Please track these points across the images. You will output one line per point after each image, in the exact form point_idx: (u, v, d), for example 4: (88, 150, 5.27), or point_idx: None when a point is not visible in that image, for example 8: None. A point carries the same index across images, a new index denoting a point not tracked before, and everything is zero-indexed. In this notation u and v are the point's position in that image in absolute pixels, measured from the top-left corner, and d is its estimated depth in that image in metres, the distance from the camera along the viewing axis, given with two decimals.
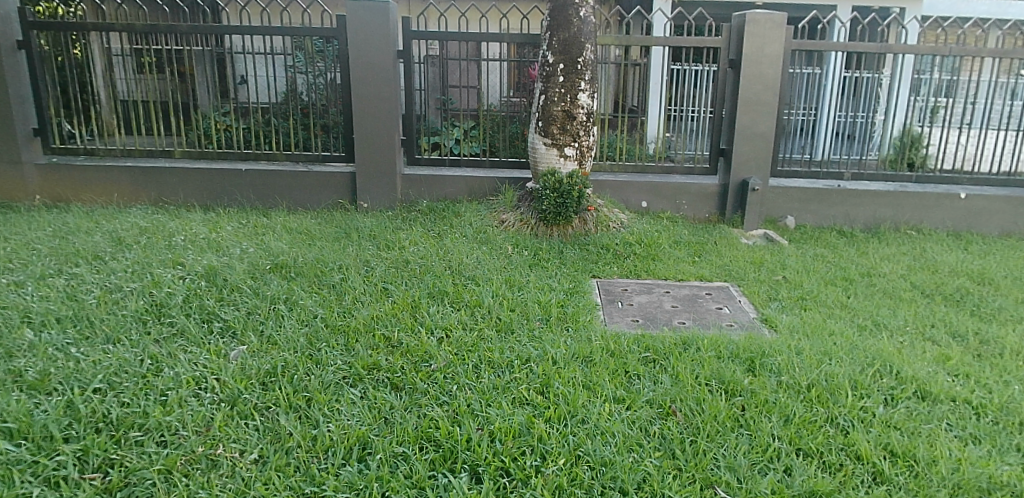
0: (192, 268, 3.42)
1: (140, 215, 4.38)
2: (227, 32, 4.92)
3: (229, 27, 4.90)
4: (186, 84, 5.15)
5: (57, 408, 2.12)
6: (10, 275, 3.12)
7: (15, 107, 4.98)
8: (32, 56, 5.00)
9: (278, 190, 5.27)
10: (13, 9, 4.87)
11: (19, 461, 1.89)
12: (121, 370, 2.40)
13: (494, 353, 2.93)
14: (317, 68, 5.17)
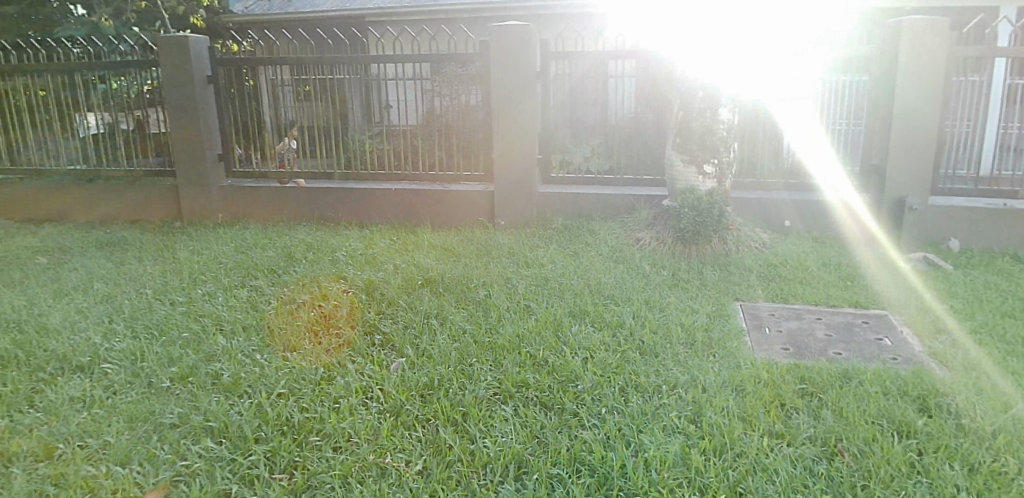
0: (354, 283, 3.67)
1: (305, 232, 4.76)
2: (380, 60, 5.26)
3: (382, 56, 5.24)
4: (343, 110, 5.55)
5: (249, 410, 2.32)
6: (204, 286, 3.51)
7: (205, 135, 5.60)
8: (220, 88, 5.61)
9: (424, 208, 5.50)
10: (205, 48, 5.52)
11: (220, 458, 2.05)
12: (299, 377, 2.59)
13: (640, 376, 2.86)
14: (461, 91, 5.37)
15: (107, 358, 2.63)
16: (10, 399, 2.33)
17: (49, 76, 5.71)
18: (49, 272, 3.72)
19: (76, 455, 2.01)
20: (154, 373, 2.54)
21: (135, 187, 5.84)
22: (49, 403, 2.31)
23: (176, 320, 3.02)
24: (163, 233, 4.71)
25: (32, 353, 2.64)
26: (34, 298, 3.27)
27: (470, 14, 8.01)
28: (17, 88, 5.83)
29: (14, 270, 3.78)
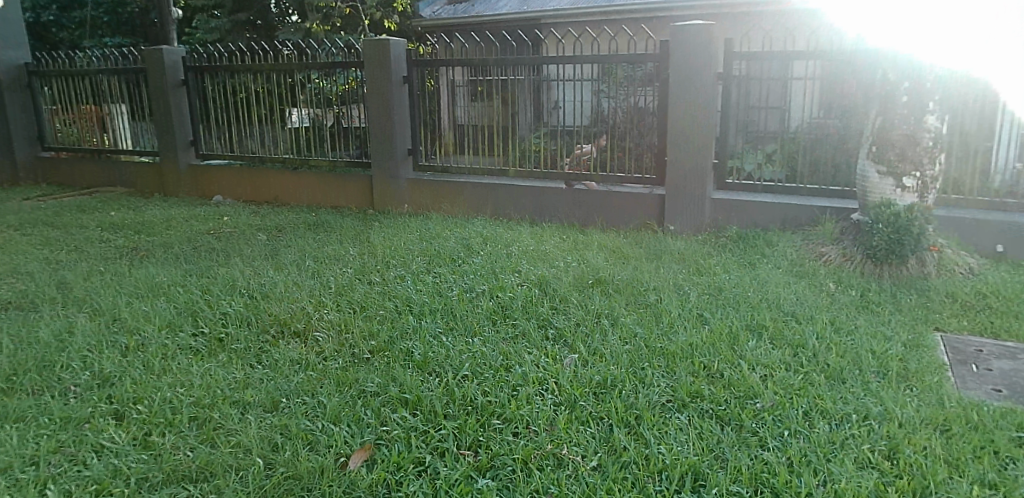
0: (528, 277, 3.76)
1: (482, 226, 5.01)
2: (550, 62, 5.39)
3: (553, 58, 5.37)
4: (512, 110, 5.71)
5: (438, 388, 2.47)
6: (395, 269, 3.82)
7: (398, 132, 6.05)
8: (412, 89, 6.00)
9: (595, 208, 5.50)
10: (402, 51, 5.93)
11: (415, 428, 2.22)
12: (481, 362, 2.71)
13: (827, 401, 2.58)
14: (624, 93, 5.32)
15: (318, 327, 2.96)
16: (245, 354, 2.70)
17: (272, 75, 6.47)
18: (269, 247, 4.24)
19: (296, 409, 2.27)
20: (356, 345, 2.81)
21: (336, 175, 6.47)
22: (274, 362, 2.64)
23: (373, 299, 3.31)
24: (358, 219, 5.18)
25: (259, 316, 3.03)
26: (259, 268, 3.76)
27: (650, 13, 7.91)
28: (246, 86, 6.67)
29: (241, 243, 4.35)
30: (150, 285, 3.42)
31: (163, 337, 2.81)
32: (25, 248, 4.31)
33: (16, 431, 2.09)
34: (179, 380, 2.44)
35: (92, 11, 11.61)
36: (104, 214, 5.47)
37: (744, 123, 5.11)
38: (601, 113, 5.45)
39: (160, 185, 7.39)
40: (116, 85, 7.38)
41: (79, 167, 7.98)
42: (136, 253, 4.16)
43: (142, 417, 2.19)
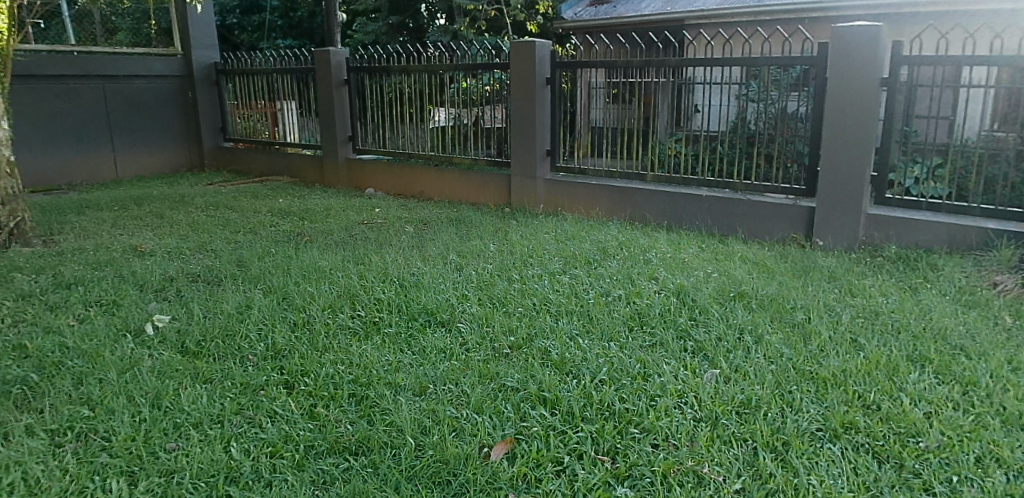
0: (665, 285, 3.67)
1: (617, 229, 4.98)
2: (690, 63, 5.22)
3: (693, 59, 5.20)
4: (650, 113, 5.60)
5: (576, 389, 2.49)
6: (533, 268, 3.89)
7: (538, 132, 6.13)
8: (555, 91, 6.06)
9: (738, 217, 5.23)
10: (547, 53, 6.02)
11: (554, 427, 2.25)
12: (619, 367, 2.68)
13: (1006, 448, 2.22)
14: (770, 97, 5.06)
15: (462, 318, 3.09)
16: (396, 339, 2.88)
17: (423, 75, 6.80)
18: (416, 239, 4.48)
19: (443, 396, 2.39)
20: (496, 339, 2.90)
21: (476, 172, 6.67)
22: (421, 349, 2.78)
23: (512, 296, 3.41)
24: (496, 216, 5.33)
25: (409, 304, 3.21)
26: (408, 258, 3.98)
27: (808, 13, 7.46)
28: (398, 85, 7.06)
29: (391, 234, 4.63)
30: (314, 268, 3.74)
31: (325, 317, 3.06)
32: (209, 228, 4.86)
33: (205, 391, 2.37)
34: (340, 358, 2.64)
35: (268, 14, 12.79)
36: (272, 201, 6.03)
37: (904, 134, 4.63)
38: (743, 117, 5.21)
39: (320, 176, 8.01)
40: (286, 83, 8.13)
41: (253, 157, 8.85)
42: (301, 238, 4.56)
43: (308, 389, 2.41)
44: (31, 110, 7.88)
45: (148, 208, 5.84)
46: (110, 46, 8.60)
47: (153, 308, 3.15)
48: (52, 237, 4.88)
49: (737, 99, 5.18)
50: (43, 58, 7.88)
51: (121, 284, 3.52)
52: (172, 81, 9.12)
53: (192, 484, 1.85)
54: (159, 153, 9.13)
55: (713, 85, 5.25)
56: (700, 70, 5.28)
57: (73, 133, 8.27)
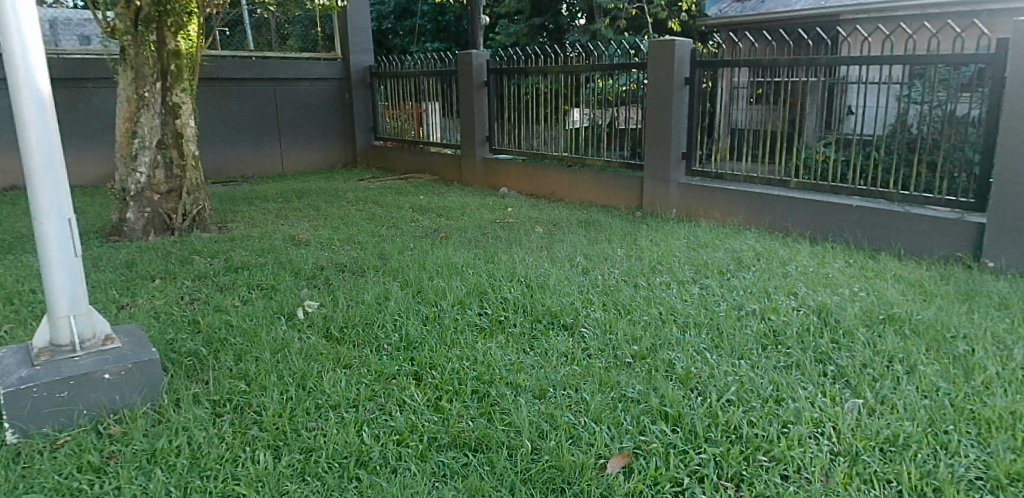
0: (806, 302, 3.43)
1: (754, 239, 4.73)
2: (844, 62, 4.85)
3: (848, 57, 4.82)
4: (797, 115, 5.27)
5: (701, 407, 2.40)
6: (661, 275, 3.79)
7: (674, 134, 5.96)
8: (693, 91, 5.85)
9: (892, 231, 4.73)
10: (687, 52, 5.80)
11: (676, 446, 2.19)
12: (749, 388, 2.55)
13: None
14: (937, 98, 4.55)
15: (586, 323, 3.09)
16: (520, 339, 2.93)
17: (559, 76, 6.86)
18: (545, 240, 4.53)
19: (562, 401, 2.41)
20: (620, 347, 2.87)
21: (609, 175, 6.62)
22: (544, 351, 2.82)
23: (639, 303, 3.35)
24: (626, 220, 5.27)
25: (534, 305, 3.26)
26: (537, 259, 4.04)
27: (988, 4, 6.65)
28: (535, 86, 7.17)
29: (522, 234, 4.71)
30: (447, 264, 3.89)
31: (455, 312, 3.18)
32: (357, 221, 5.23)
33: (345, 375, 2.56)
34: (465, 354, 2.74)
35: (418, 19, 13.45)
36: (413, 198, 6.36)
37: None
38: (904, 121, 4.72)
39: (458, 175, 8.32)
40: (431, 84, 8.53)
41: (398, 155, 9.38)
42: (437, 234, 4.77)
43: (435, 381, 2.52)
44: (214, 109, 8.88)
45: (306, 200, 6.37)
46: (281, 51, 9.44)
47: (305, 294, 3.44)
48: (225, 224, 5.47)
49: (898, 100, 4.72)
50: (225, 63, 8.84)
51: (278, 270, 3.88)
52: (332, 83, 9.87)
53: (327, 464, 2.01)
54: (318, 150, 9.91)
55: (869, 85, 4.84)
56: (855, 69, 4.88)
57: (247, 130, 9.21)
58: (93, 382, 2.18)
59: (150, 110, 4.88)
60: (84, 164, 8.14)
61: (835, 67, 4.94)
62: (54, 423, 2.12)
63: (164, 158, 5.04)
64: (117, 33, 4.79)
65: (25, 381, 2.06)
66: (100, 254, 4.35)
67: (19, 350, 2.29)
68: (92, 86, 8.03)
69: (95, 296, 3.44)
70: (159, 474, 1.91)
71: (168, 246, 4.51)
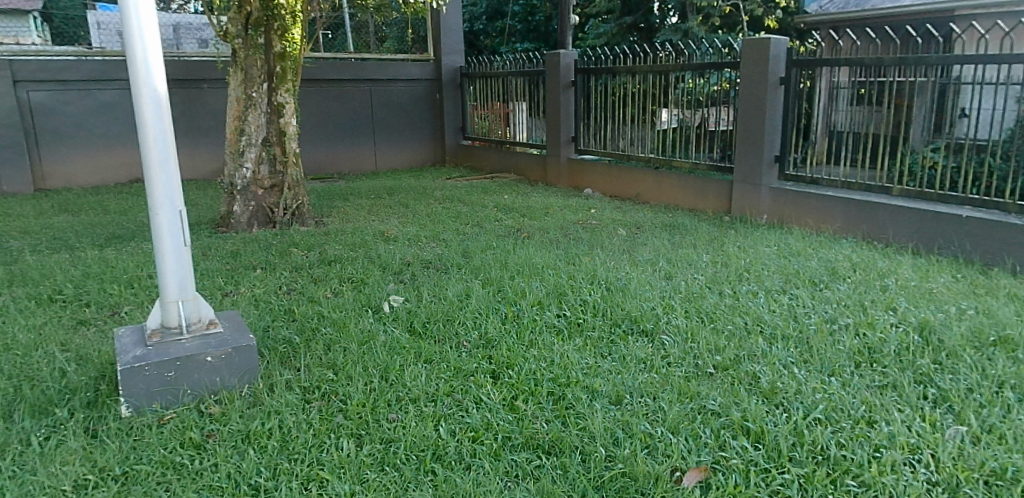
0: (906, 319, 3.21)
1: (852, 249, 4.48)
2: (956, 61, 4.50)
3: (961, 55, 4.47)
4: (903, 117, 4.93)
5: (785, 424, 2.30)
6: (747, 284, 3.67)
7: (766, 136, 5.73)
8: (789, 92, 5.59)
9: (1008, 245, 4.32)
10: (783, 50, 5.55)
11: (756, 463, 2.11)
12: (839, 407, 2.42)
13: None
14: None
15: (666, 330, 3.04)
16: (597, 343, 2.92)
17: (648, 76, 6.75)
18: (627, 243, 4.48)
19: (638, 409, 2.38)
20: (701, 356, 2.80)
21: (697, 177, 6.45)
22: (622, 356, 2.79)
23: (723, 312, 3.25)
24: (714, 224, 5.12)
25: (613, 309, 3.23)
26: (618, 262, 3.99)
27: None
28: (623, 86, 7.09)
29: (604, 236, 4.68)
30: (528, 264, 3.92)
31: (534, 313, 3.21)
32: (443, 219, 5.35)
33: (425, 370, 2.63)
34: (542, 355, 2.75)
35: (509, 20, 13.58)
36: (498, 197, 6.44)
37: None
38: None
39: (543, 174, 8.35)
40: (519, 84, 8.61)
41: (485, 154, 9.52)
42: (520, 233, 4.81)
43: (512, 381, 2.55)
44: (313, 108, 9.33)
45: (396, 197, 6.60)
46: (377, 52, 9.78)
47: (391, 289, 3.57)
48: (320, 219, 5.74)
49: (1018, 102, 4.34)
50: (325, 64, 9.27)
51: (367, 264, 4.04)
52: (423, 84, 10.14)
53: (405, 455, 2.08)
54: (409, 149, 10.22)
55: (986, 85, 4.47)
56: (970, 68, 4.52)
57: (343, 129, 9.62)
58: (197, 364, 2.35)
59: (256, 109, 5.20)
60: (198, 159, 8.77)
61: (947, 66, 4.60)
62: (162, 400, 2.31)
63: (268, 155, 5.36)
64: (229, 36, 5.14)
65: (139, 360, 2.26)
66: (209, 243, 4.68)
67: (136, 330, 2.51)
68: (206, 86, 8.64)
69: (203, 283, 3.72)
70: (252, 454, 2.05)
71: (269, 238, 4.79)
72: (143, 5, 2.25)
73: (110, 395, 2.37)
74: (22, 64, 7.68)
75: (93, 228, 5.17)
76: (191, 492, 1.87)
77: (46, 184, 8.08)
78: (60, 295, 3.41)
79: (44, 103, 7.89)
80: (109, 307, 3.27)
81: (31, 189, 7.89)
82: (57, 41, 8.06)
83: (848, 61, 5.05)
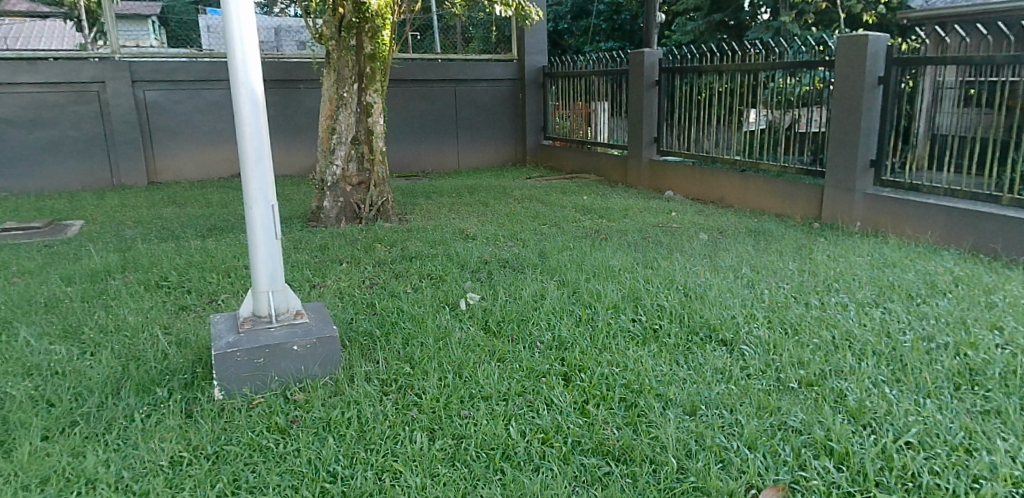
0: (1015, 339, 2.95)
1: (956, 261, 4.16)
2: None
3: None
4: (1016, 120, 4.54)
5: (873, 447, 2.17)
6: (836, 295, 3.48)
7: (862, 139, 5.41)
8: (887, 91, 5.25)
9: None
10: (882, 48, 5.23)
11: (840, 487, 2.00)
12: (935, 432, 2.25)
13: None
14: None
15: (746, 340, 2.94)
16: (673, 350, 2.86)
17: (736, 75, 6.53)
18: (708, 248, 4.36)
19: (714, 421, 2.31)
20: (783, 370, 2.69)
21: (786, 181, 6.19)
22: (699, 365, 2.72)
23: (808, 324, 3.10)
24: (802, 231, 4.90)
25: (691, 316, 3.15)
26: (698, 268, 3.90)
27: None
28: (710, 86, 6.90)
29: (684, 240, 4.58)
30: (605, 266, 3.89)
31: (609, 316, 3.18)
32: (521, 219, 5.39)
33: (498, 369, 2.66)
34: (616, 360, 2.73)
35: (594, 19, 13.48)
36: (577, 198, 6.42)
37: None
38: None
39: (624, 176, 8.24)
40: (601, 84, 8.54)
41: (566, 154, 9.49)
42: (598, 235, 4.77)
43: (584, 385, 2.54)
44: (400, 107, 9.61)
45: (477, 196, 6.70)
46: (463, 53, 9.93)
47: (468, 286, 3.63)
48: (404, 216, 5.90)
49: None
50: (412, 65, 9.54)
51: (447, 261, 4.12)
52: (507, 84, 10.24)
53: (476, 453, 2.11)
54: (491, 148, 10.34)
55: None
56: None
57: (428, 128, 9.86)
58: (284, 352, 2.47)
59: (347, 109, 5.41)
60: (292, 156, 9.22)
61: None
62: (252, 385, 2.45)
63: (356, 153, 5.55)
64: (323, 38, 5.39)
65: (232, 346, 2.40)
66: (300, 237, 4.91)
67: (231, 317, 2.68)
68: (301, 87, 9.06)
69: (293, 275, 3.91)
70: (332, 442, 2.14)
71: (354, 233, 4.98)
72: (243, 11, 2.39)
73: (206, 378, 2.54)
74: (139, 65, 8.34)
75: (196, 220, 5.54)
76: (275, 475, 1.97)
77: (158, 178, 8.72)
78: (166, 281, 3.67)
79: (157, 103, 8.52)
80: (208, 295, 3.49)
81: (145, 182, 8.57)
82: (172, 43, 8.65)
83: (956, 60, 4.69)
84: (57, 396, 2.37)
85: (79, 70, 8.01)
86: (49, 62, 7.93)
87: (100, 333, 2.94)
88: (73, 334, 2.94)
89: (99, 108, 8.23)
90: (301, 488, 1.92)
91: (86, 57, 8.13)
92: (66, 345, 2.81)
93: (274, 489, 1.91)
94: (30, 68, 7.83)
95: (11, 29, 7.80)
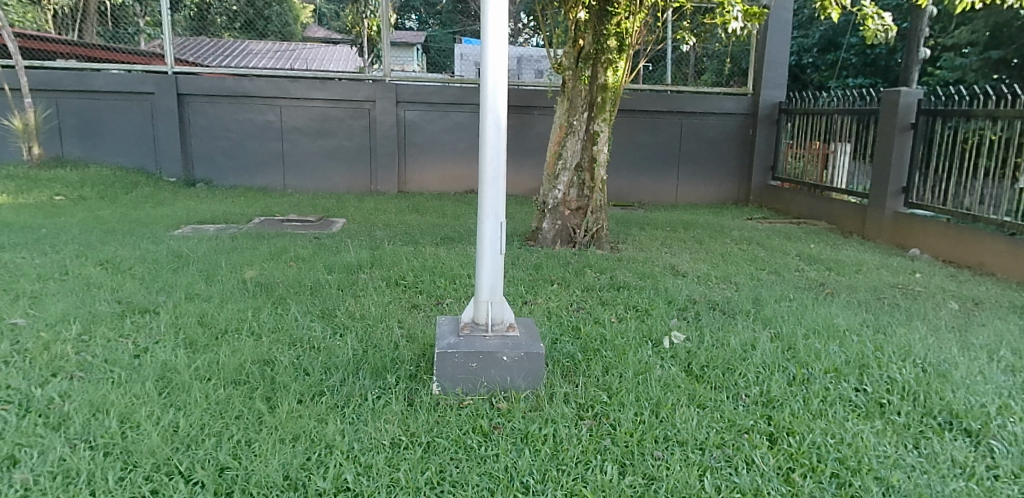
0: None
1: None
2: None
3: None
4: None
5: None
6: None
7: None
8: None
9: None
10: None
11: None
12: None
13: None
14: None
15: (997, 434, 2.51)
16: (902, 431, 2.55)
17: (1017, 122, 5.58)
18: (958, 320, 3.81)
19: None
20: None
21: None
22: (932, 454, 2.39)
23: None
24: None
25: (929, 396, 2.78)
26: (943, 341, 3.42)
27: None
28: (979, 132, 6.00)
29: (929, 306, 4.06)
30: (828, 324, 3.59)
31: (828, 381, 2.93)
32: (737, 261, 5.19)
33: (698, 415, 2.60)
34: (831, 430, 2.51)
35: (843, 53, 12.43)
36: (803, 246, 5.97)
37: None
38: None
39: (859, 227, 7.45)
40: (846, 124, 7.87)
41: (795, 198, 8.85)
42: (823, 289, 4.41)
43: (791, 450, 2.38)
44: (623, 136, 9.79)
45: (692, 232, 6.54)
46: (694, 85, 9.83)
47: (674, 324, 3.59)
48: (616, 245, 5.96)
49: None
50: (641, 97, 9.67)
51: (654, 295, 4.12)
52: (736, 118, 9.87)
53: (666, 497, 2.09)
54: (711, 183, 10.04)
55: None
56: None
57: (649, 158, 9.89)
58: (495, 360, 2.67)
59: (574, 136, 5.65)
60: (518, 177, 9.80)
61: None
62: (464, 387, 2.68)
63: (578, 179, 5.75)
64: (562, 67, 5.74)
65: (451, 348, 2.66)
66: (518, 255, 5.22)
67: (453, 320, 2.95)
68: (533, 112, 9.63)
69: (509, 289, 4.18)
70: (527, 455, 2.27)
71: (568, 256, 5.18)
72: (496, 44, 2.64)
73: (427, 372, 2.83)
74: (405, 88, 9.49)
75: (432, 228, 6.17)
76: (475, 474, 2.15)
77: (405, 187, 9.81)
78: (403, 280, 4.15)
79: (411, 120, 9.63)
80: (436, 297, 3.88)
81: (394, 189, 9.72)
82: (431, 69, 9.62)
83: None
84: (312, 367, 2.81)
85: (358, 89, 9.39)
86: (336, 82, 9.37)
87: (349, 318, 3.43)
88: (329, 315, 3.47)
89: (366, 123, 9.56)
90: (496, 493, 2.06)
91: (363, 78, 9.44)
92: (323, 324, 3.33)
93: (473, 487, 2.08)
94: (321, 86, 9.33)
95: (310, 53, 9.50)
